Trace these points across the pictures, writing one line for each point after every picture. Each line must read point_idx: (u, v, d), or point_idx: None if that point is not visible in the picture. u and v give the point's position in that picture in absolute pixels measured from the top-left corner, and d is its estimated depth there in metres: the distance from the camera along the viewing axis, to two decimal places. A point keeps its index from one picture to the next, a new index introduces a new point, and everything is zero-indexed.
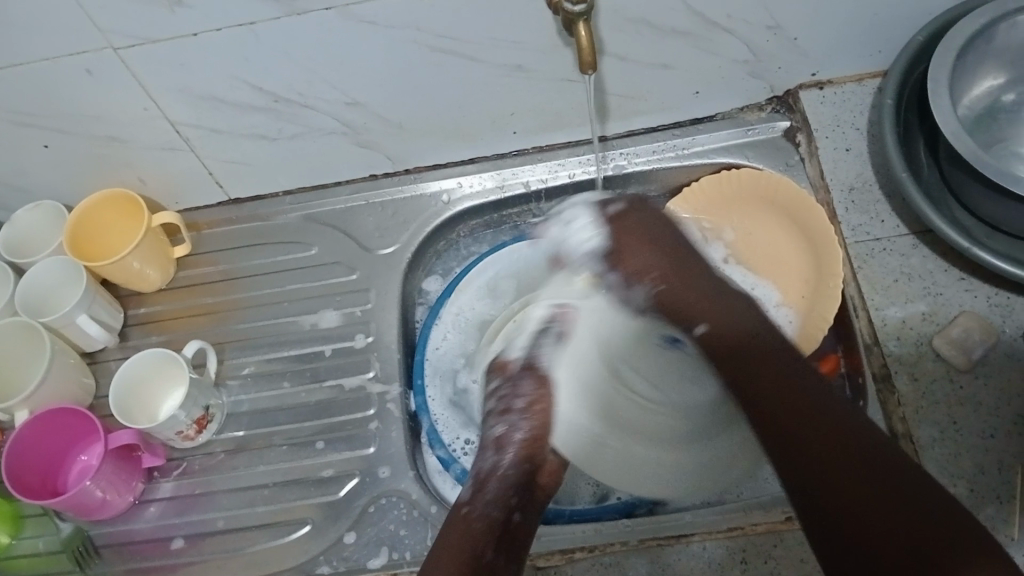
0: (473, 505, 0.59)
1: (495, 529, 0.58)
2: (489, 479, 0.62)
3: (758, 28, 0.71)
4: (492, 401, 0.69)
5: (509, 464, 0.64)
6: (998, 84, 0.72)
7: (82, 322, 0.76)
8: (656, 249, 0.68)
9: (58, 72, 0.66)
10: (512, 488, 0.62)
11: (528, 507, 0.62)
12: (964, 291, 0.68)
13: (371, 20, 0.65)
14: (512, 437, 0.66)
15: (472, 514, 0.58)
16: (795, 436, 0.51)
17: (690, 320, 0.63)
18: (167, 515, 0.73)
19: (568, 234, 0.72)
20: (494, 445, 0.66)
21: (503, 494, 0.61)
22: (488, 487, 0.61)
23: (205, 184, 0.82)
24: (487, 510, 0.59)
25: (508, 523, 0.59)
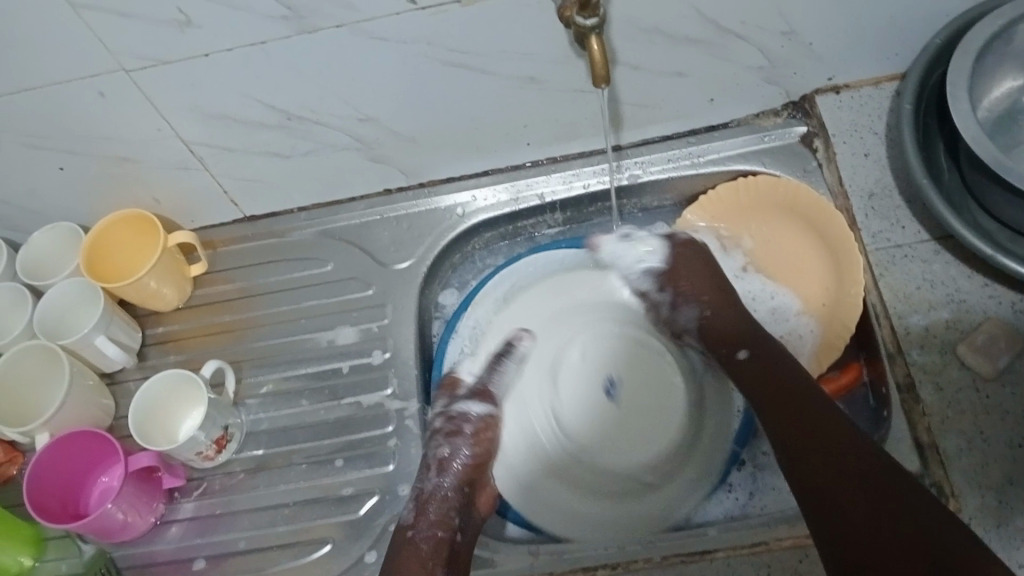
0: (417, 529, 0.64)
1: (439, 550, 0.62)
2: (429, 503, 0.66)
3: (772, 34, 0.70)
4: (440, 421, 0.70)
5: (453, 487, 0.66)
6: (1018, 85, 0.71)
7: (101, 343, 0.76)
8: (710, 263, 0.73)
9: (70, 95, 0.66)
10: (451, 510, 0.65)
11: (469, 529, 0.65)
12: (988, 296, 0.67)
13: (381, 37, 0.65)
14: (454, 459, 0.68)
15: (417, 539, 0.63)
16: (803, 442, 0.57)
17: (733, 344, 0.67)
18: (189, 536, 0.73)
19: (630, 259, 0.74)
20: (436, 467, 0.67)
21: (446, 517, 0.64)
22: (429, 508, 0.65)
23: (220, 202, 0.83)
24: (431, 533, 0.63)
25: (452, 543, 0.63)
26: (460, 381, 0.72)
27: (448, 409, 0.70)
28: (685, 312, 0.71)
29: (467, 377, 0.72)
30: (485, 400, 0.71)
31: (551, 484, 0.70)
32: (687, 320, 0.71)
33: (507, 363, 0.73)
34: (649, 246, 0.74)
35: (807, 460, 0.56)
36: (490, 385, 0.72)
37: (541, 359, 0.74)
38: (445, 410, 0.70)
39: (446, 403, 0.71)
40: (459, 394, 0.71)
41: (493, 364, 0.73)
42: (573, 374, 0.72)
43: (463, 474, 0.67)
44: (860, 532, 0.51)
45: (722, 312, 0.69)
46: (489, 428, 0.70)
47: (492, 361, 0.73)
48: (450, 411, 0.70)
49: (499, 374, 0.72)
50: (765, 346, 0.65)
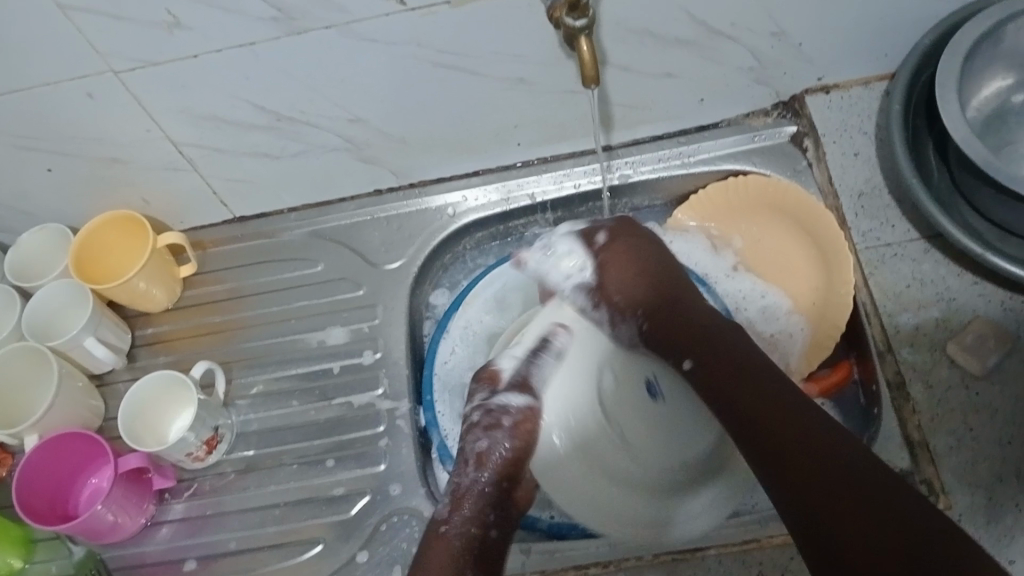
0: (450, 523, 0.58)
1: (472, 547, 0.57)
2: (464, 499, 0.60)
3: (761, 35, 0.70)
4: (478, 414, 0.64)
5: (490, 480, 0.61)
6: (1007, 85, 0.71)
7: (90, 345, 0.76)
8: (639, 268, 0.69)
9: (58, 96, 0.66)
10: (486, 506, 0.60)
11: (504, 526, 0.60)
12: (978, 295, 0.67)
13: (371, 37, 0.65)
14: (491, 453, 0.62)
15: (449, 533, 0.58)
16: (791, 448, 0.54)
17: (680, 350, 0.64)
18: (179, 537, 0.73)
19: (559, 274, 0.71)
20: (473, 461, 0.62)
21: (481, 512, 0.59)
22: (465, 503, 0.59)
23: (209, 203, 0.82)
24: (464, 529, 0.58)
25: (484, 542, 0.58)
26: (500, 376, 0.65)
27: (487, 402, 0.64)
28: (620, 327, 0.68)
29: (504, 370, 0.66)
30: (525, 391, 0.64)
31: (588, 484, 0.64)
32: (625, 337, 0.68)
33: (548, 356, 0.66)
34: (565, 246, 0.71)
35: (798, 469, 0.53)
36: (530, 377, 0.65)
37: (586, 357, 0.66)
38: (485, 402, 0.64)
39: (487, 395, 0.64)
40: (500, 388, 0.64)
41: (532, 355, 0.66)
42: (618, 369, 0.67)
43: (501, 467, 0.61)
44: (863, 547, 0.48)
45: (662, 311, 0.66)
46: (530, 418, 0.63)
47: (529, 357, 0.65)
48: (490, 404, 0.64)
49: (536, 367, 0.65)
50: (705, 351, 0.62)
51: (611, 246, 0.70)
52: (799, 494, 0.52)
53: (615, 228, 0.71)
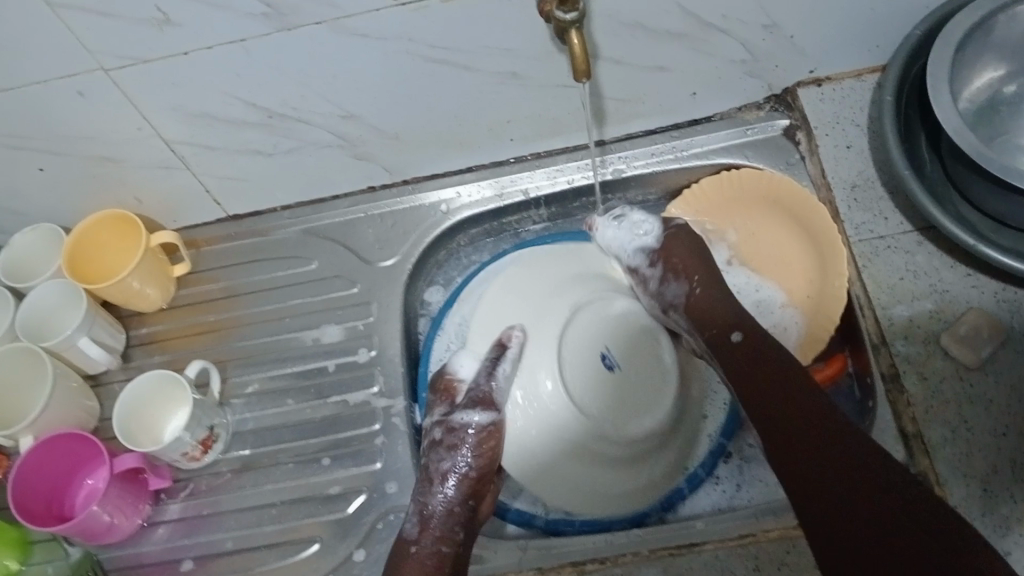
0: (421, 542, 0.62)
1: (442, 566, 0.61)
2: (434, 517, 0.63)
3: (753, 27, 0.70)
4: (440, 431, 0.68)
5: (457, 497, 0.64)
6: (999, 76, 0.71)
7: (85, 345, 0.76)
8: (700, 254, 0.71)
9: (49, 95, 0.66)
10: (456, 525, 0.63)
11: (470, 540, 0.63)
12: (971, 286, 0.67)
13: (363, 33, 0.65)
14: (457, 471, 0.65)
15: (421, 552, 0.61)
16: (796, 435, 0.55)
17: (719, 328, 0.65)
18: (176, 537, 0.73)
19: (626, 236, 0.74)
20: (438, 480, 0.65)
21: (450, 530, 0.62)
22: (432, 524, 0.62)
23: (203, 201, 0.82)
24: (435, 546, 0.61)
25: (455, 557, 0.62)
26: (458, 386, 0.70)
27: (446, 419, 0.68)
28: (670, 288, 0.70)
29: (464, 378, 0.71)
30: (489, 408, 0.68)
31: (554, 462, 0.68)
32: (673, 294, 0.70)
33: (504, 363, 0.69)
34: (645, 221, 0.74)
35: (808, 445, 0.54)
36: (490, 393, 0.68)
37: (545, 342, 0.69)
38: (445, 417, 0.68)
39: (446, 410, 0.69)
40: (458, 400, 0.69)
41: (491, 360, 0.70)
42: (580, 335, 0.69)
43: (467, 485, 0.65)
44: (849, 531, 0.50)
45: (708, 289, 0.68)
46: (494, 435, 0.67)
47: (488, 364, 0.70)
48: (450, 420, 0.68)
49: (496, 380, 0.69)
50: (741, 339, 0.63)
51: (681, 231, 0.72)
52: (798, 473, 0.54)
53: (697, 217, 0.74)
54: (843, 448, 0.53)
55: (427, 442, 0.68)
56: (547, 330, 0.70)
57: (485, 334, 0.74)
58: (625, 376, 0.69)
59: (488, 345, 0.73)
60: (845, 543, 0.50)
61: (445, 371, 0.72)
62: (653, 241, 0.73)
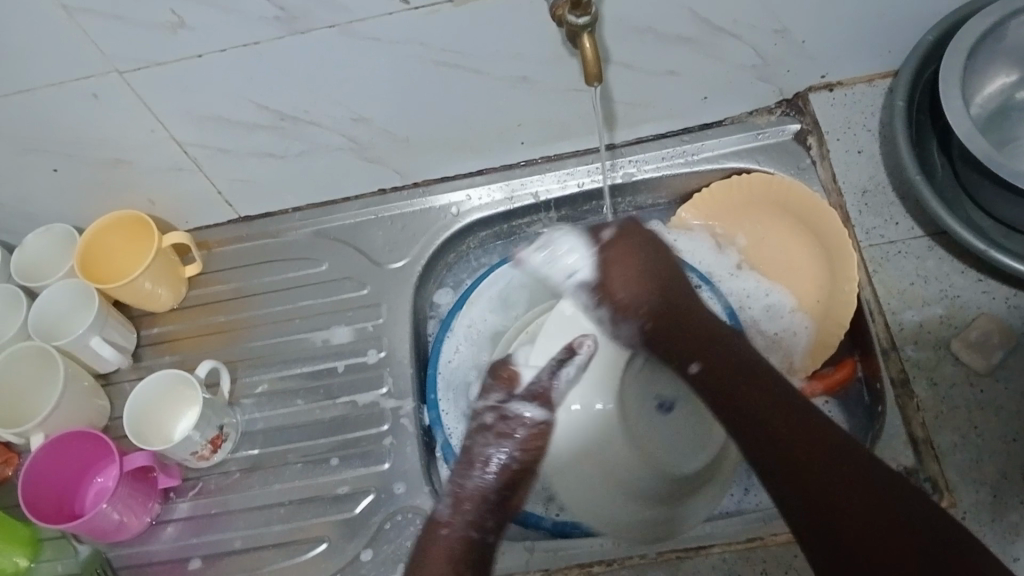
0: (450, 526, 0.61)
1: (470, 550, 0.60)
2: (466, 501, 0.62)
3: (764, 33, 0.70)
4: (490, 417, 0.66)
5: (491, 485, 0.63)
6: (1011, 82, 0.71)
7: (96, 344, 0.76)
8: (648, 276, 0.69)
9: (63, 97, 0.66)
10: (484, 512, 0.62)
11: (499, 530, 0.62)
12: (982, 292, 0.67)
13: (374, 37, 0.65)
14: (498, 459, 0.64)
15: (450, 535, 0.60)
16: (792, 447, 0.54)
17: (681, 357, 0.64)
18: (184, 535, 0.73)
19: (561, 272, 0.71)
20: (478, 464, 0.64)
21: (481, 516, 0.62)
22: (465, 507, 0.62)
23: (214, 202, 0.82)
24: (465, 531, 0.60)
25: (482, 544, 0.61)
26: (518, 376, 0.68)
27: (502, 406, 0.66)
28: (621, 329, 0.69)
29: (527, 370, 0.68)
30: (544, 405, 0.66)
31: (591, 482, 0.68)
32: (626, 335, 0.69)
33: (570, 365, 0.68)
34: (576, 257, 0.71)
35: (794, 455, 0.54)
36: (548, 389, 0.67)
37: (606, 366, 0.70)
38: (497, 403, 0.67)
39: (503, 397, 0.67)
40: (517, 392, 0.67)
41: (554, 364, 0.68)
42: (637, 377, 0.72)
43: (508, 474, 0.64)
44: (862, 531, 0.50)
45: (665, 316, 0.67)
46: (542, 431, 0.66)
47: (552, 364, 0.68)
48: (504, 408, 0.66)
49: (558, 377, 0.68)
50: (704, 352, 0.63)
51: (616, 245, 0.70)
52: (795, 477, 0.53)
53: (623, 228, 0.71)
54: (843, 454, 0.53)
55: (476, 424, 0.67)
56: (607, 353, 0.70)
57: (550, 337, 0.70)
58: (675, 425, 0.71)
59: (556, 349, 0.69)
60: (850, 552, 0.49)
61: (508, 360, 0.69)
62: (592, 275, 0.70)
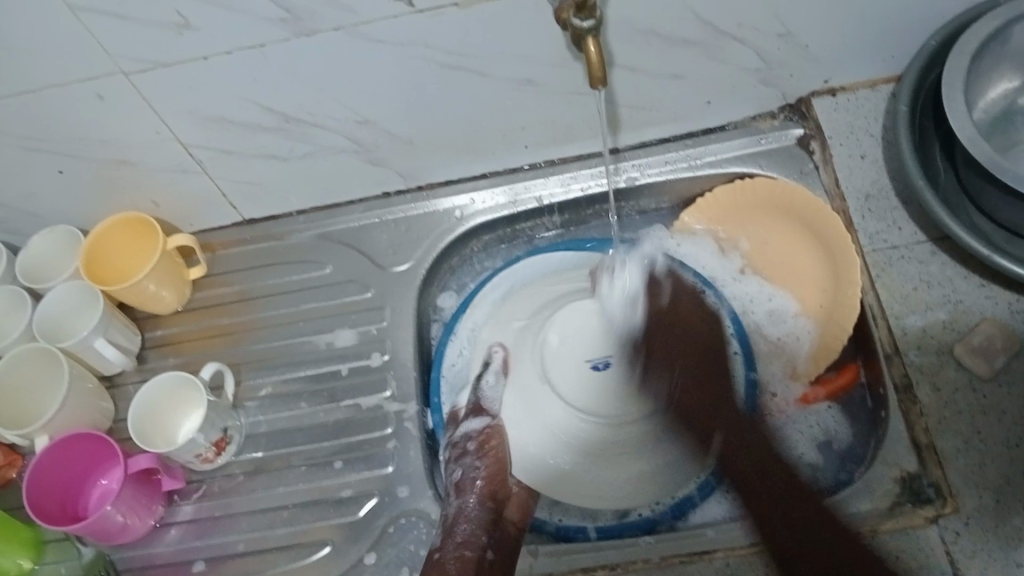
0: (445, 550, 0.63)
1: (468, 568, 0.61)
2: (459, 522, 0.65)
3: (768, 36, 0.70)
4: (449, 450, 0.71)
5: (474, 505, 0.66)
6: (1014, 87, 0.71)
7: (100, 346, 0.76)
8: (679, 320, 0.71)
9: (69, 98, 0.67)
10: (480, 530, 0.64)
11: (499, 546, 0.64)
12: (985, 297, 0.67)
13: (379, 39, 0.65)
14: (469, 480, 0.67)
15: (444, 560, 0.62)
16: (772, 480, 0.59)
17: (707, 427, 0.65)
18: (188, 538, 0.73)
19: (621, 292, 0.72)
20: (456, 490, 0.67)
21: (474, 535, 0.64)
22: (458, 529, 0.64)
23: (218, 204, 0.83)
24: (459, 552, 0.62)
25: (483, 560, 0.62)
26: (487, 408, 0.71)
27: (454, 436, 0.71)
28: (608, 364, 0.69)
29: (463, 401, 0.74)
30: (483, 414, 0.71)
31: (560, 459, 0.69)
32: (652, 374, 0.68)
33: (489, 377, 0.73)
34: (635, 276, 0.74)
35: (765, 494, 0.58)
36: (484, 402, 0.72)
37: (534, 364, 0.71)
38: (452, 438, 0.71)
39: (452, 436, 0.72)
40: (460, 419, 0.72)
41: (478, 382, 0.73)
42: (557, 359, 0.70)
43: (486, 488, 0.67)
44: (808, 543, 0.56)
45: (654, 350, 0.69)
46: (492, 436, 0.70)
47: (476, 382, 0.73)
48: (455, 437, 0.71)
49: (485, 391, 0.72)
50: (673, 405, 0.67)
51: (678, 306, 0.72)
52: (773, 519, 0.57)
53: (676, 288, 0.73)
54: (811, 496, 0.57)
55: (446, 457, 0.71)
56: (529, 352, 0.72)
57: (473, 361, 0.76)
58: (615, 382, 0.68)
59: (476, 368, 0.75)
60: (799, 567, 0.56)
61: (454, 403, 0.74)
62: (640, 319, 0.71)
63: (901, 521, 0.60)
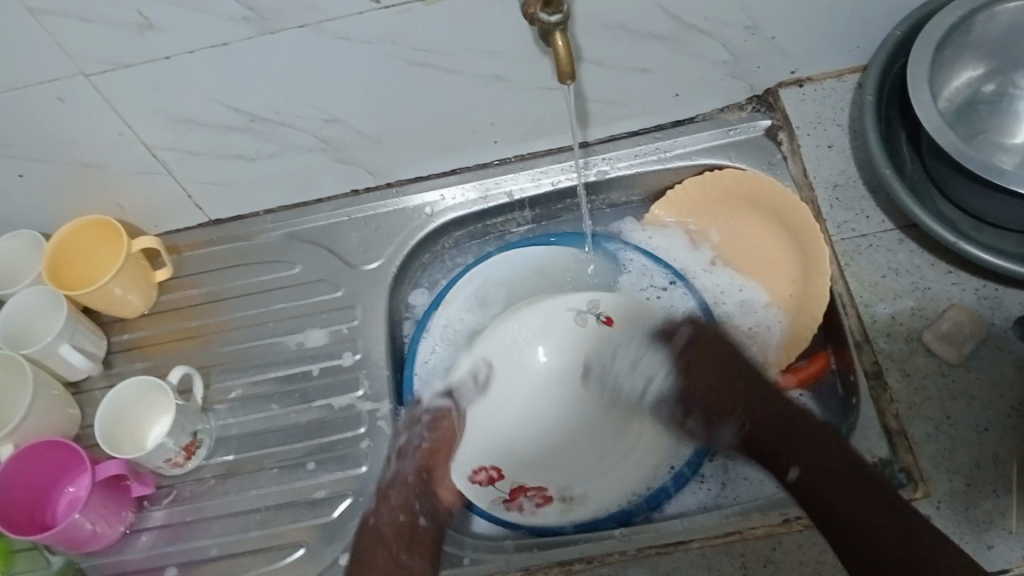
0: (378, 514, 0.68)
1: (402, 533, 0.66)
2: (392, 485, 0.69)
3: (735, 29, 0.70)
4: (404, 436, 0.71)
5: (412, 474, 0.69)
6: (977, 76, 0.72)
7: (65, 351, 0.75)
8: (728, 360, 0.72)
9: (31, 101, 0.65)
10: (412, 495, 0.68)
11: (432, 514, 0.68)
12: (952, 284, 0.68)
13: (346, 37, 0.65)
14: (411, 444, 0.71)
15: (379, 524, 0.67)
16: (839, 499, 0.59)
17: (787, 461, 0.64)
18: (160, 544, 0.72)
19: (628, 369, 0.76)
20: (398, 453, 0.71)
21: (408, 500, 0.68)
22: (390, 495, 0.68)
23: (186, 206, 0.82)
24: (392, 518, 0.67)
25: (415, 527, 0.67)
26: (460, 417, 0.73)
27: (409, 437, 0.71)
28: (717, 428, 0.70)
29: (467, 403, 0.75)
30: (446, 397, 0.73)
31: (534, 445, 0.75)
32: (726, 440, 0.70)
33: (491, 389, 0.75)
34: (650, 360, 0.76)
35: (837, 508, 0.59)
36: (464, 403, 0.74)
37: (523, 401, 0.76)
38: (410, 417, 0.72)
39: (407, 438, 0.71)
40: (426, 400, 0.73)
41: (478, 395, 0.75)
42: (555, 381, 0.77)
43: (419, 457, 0.70)
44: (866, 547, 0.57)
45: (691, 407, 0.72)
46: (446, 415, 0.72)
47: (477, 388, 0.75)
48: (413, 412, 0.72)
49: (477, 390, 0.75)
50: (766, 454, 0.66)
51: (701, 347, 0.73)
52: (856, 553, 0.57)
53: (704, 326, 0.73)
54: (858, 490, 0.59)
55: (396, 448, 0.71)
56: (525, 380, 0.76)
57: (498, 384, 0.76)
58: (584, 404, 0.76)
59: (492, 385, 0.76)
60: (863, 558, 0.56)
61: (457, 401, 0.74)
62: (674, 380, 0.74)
63: None
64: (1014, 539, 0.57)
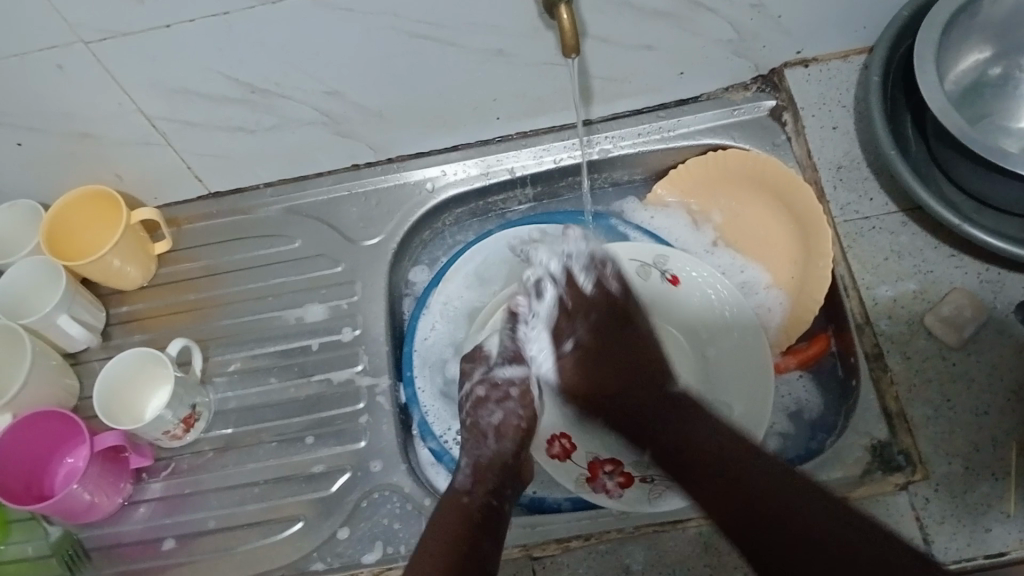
0: (471, 494, 0.60)
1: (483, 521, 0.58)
2: (485, 467, 0.62)
3: (741, 7, 0.70)
4: (483, 389, 0.67)
5: (509, 452, 0.64)
6: (984, 58, 0.71)
7: (64, 322, 0.75)
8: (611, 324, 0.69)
9: (27, 68, 0.65)
10: (503, 479, 0.62)
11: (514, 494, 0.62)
12: (955, 267, 0.68)
13: (346, 8, 0.64)
14: (506, 423, 0.65)
15: (469, 503, 0.59)
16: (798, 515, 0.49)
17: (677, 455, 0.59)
18: (157, 516, 0.72)
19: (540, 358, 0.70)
20: (492, 434, 0.65)
21: (498, 485, 0.62)
22: (486, 476, 0.62)
23: (185, 178, 0.81)
24: (483, 500, 0.60)
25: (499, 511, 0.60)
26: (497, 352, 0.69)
27: (489, 377, 0.68)
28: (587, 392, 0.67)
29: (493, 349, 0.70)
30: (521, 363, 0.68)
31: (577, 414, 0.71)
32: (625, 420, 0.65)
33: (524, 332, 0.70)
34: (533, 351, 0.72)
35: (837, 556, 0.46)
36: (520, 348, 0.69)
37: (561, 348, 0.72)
38: (486, 377, 0.68)
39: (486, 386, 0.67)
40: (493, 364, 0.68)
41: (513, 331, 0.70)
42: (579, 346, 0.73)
43: (518, 434, 0.65)
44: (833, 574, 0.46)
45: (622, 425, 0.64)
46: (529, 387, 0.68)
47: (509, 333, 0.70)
48: (492, 377, 0.68)
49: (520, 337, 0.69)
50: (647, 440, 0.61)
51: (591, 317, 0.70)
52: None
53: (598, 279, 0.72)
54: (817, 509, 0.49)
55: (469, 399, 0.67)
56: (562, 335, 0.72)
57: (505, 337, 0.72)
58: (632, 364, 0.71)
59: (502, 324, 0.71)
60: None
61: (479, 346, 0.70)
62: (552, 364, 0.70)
63: (873, 488, 0.60)
64: (1012, 522, 0.57)
